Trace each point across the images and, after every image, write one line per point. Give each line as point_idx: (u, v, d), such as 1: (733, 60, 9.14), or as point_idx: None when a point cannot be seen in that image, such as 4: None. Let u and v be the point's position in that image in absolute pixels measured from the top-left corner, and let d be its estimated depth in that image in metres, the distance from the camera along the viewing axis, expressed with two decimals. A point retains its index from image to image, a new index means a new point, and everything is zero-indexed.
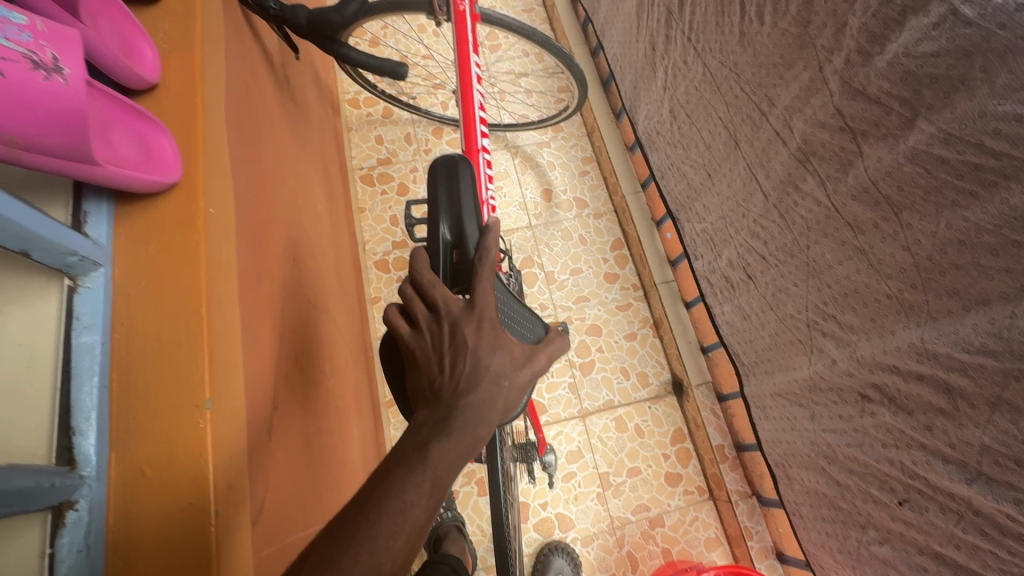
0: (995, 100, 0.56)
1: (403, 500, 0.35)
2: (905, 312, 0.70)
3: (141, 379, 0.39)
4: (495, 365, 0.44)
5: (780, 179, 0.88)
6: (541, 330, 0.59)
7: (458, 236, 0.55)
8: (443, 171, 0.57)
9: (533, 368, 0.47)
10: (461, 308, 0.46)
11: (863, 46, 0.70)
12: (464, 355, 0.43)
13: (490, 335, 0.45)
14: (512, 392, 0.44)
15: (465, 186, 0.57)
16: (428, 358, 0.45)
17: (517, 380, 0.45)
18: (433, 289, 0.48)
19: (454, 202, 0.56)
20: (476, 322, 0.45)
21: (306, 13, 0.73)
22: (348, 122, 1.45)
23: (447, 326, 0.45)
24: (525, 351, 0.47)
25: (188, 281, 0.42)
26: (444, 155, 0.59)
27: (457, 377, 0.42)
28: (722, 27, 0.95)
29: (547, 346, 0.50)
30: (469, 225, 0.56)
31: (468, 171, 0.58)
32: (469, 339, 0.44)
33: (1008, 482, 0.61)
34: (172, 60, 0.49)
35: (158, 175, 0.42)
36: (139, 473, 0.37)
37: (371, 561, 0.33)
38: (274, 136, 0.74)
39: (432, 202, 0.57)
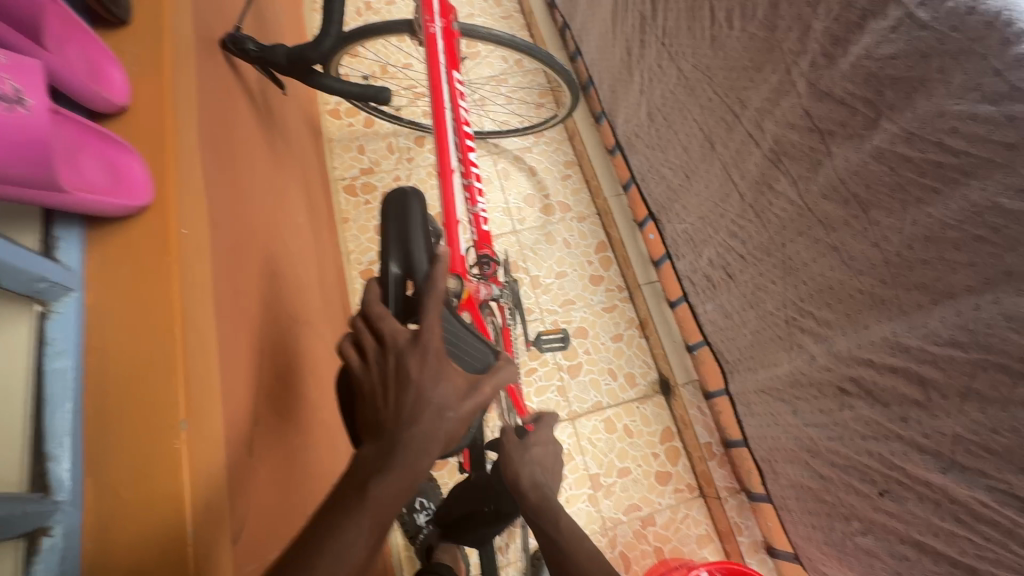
0: (952, 100, 0.58)
1: (343, 541, 0.36)
2: (877, 307, 0.72)
3: (115, 403, 0.39)
4: (438, 398, 0.42)
5: (755, 179, 0.90)
6: (490, 357, 0.56)
7: (407, 269, 0.51)
8: (394, 204, 0.54)
9: (479, 398, 0.45)
10: (407, 338, 0.44)
11: (827, 48, 0.71)
12: (408, 389, 0.42)
13: (435, 366, 0.43)
14: (457, 423, 0.43)
15: (414, 216, 0.54)
16: (371, 389, 0.43)
17: (462, 411, 0.44)
18: (384, 314, 0.46)
19: (403, 232, 0.52)
20: (422, 354, 0.43)
21: (285, 51, 0.78)
22: (329, 133, 1.45)
23: (392, 357, 0.43)
24: (471, 380, 0.45)
25: (161, 304, 0.42)
26: (395, 188, 0.56)
27: (398, 412, 0.41)
28: (694, 31, 0.97)
29: (498, 374, 0.47)
30: (418, 255, 0.52)
31: (417, 198, 0.55)
32: (412, 372, 0.42)
33: (980, 469, 0.63)
34: (143, 82, 0.49)
35: (127, 199, 0.43)
36: (116, 496, 0.37)
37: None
38: (250, 152, 0.74)
39: (380, 233, 0.53)
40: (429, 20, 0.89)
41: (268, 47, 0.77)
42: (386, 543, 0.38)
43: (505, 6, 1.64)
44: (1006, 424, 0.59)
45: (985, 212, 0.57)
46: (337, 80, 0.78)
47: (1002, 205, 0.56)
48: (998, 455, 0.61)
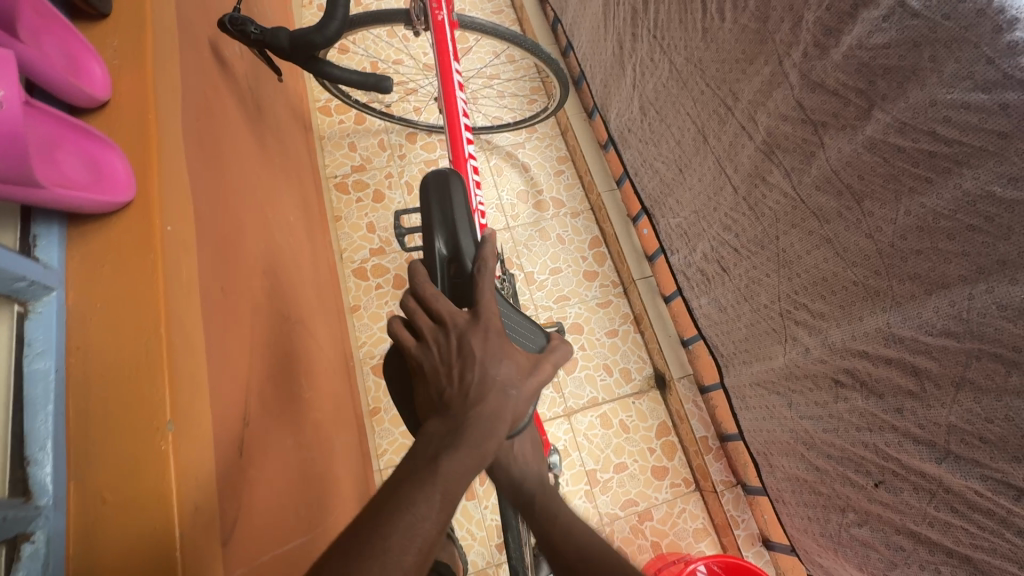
0: (944, 89, 0.58)
1: (412, 514, 0.38)
2: (871, 298, 0.72)
3: (99, 404, 0.38)
4: (502, 375, 0.47)
5: (748, 171, 0.90)
6: (542, 340, 0.60)
7: (453, 250, 0.60)
8: (436, 195, 0.63)
9: (540, 376, 0.50)
10: (466, 321, 0.50)
11: (819, 39, 0.71)
12: (472, 367, 0.47)
13: (494, 345, 0.49)
14: (520, 401, 0.48)
15: (457, 203, 0.62)
16: (439, 369, 0.49)
17: (524, 389, 0.48)
18: (437, 302, 0.52)
19: (448, 219, 0.61)
20: (482, 334, 0.49)
21: (288, 35, 0.75)
22: (319, 130, 1.44)
23: (455, 338, 0.49)
24: (531, 359, 0.50)
25: (145, 301, 0.41)
26: (435, 176, 0.64)
27: (466, 388, 0.47)
28: (686, 24, 0.96)
29: (553, 353, 0.53)
30: (464, 239, 0.60)
31: (460, 190, 0.63)
32: (477, 349, 0.48)
33: (974, 458, 0.63)
34: (123, 75, 0.48)
35: (110, 194, 0.42)
36: (101, 499, 0.37)
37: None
38: (237, 148, 0.72)
39: (428, 221, 0.62)
40: (435, 10, 0.92)
41: (270, 31, 0.75)
42: (432, 523, 0.38)
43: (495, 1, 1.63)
44: (1001, 412, 0.59)
45: (978, 201, 0.57)
46: (338, 67, 0.76)
47: (995, 193, 0.56)
48: (992, 444, 0.61)
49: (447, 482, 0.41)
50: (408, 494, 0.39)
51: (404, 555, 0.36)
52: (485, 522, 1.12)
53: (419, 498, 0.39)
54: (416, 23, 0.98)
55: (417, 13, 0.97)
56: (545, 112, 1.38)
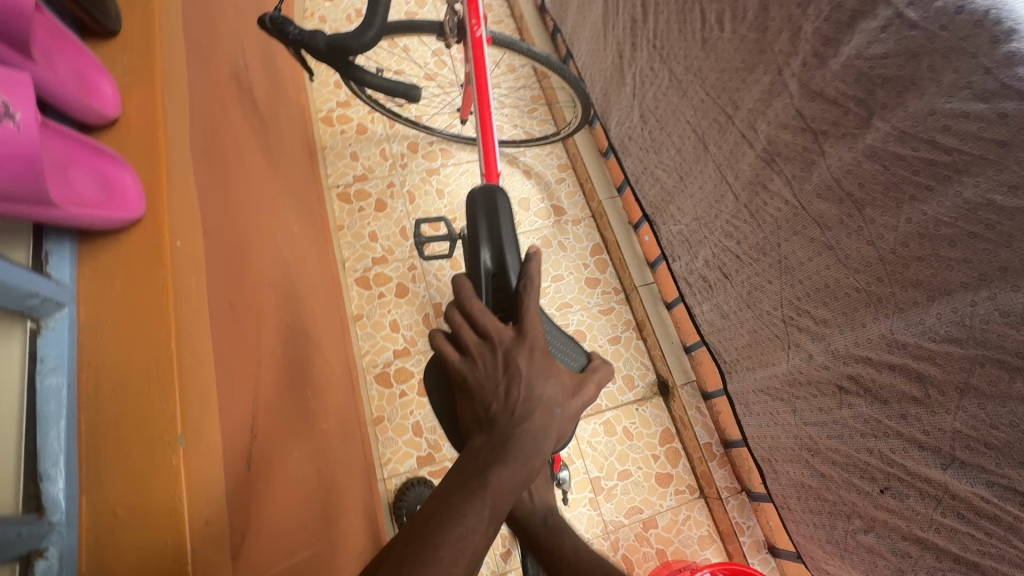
0: (943, 98, 0.59)
1: (463, 527, 0.39)
2: (874, 305, 0.72)
3: (111, 420, 0.38)
4: (547, 395, 0.48)
5: (749, 179, 0.90)
6: (583, 358, 0.60)
7: (498, 264, 0.61)
8: (483, 209, 0.65)
9: (583, 397, 0.51)
10: (512, 337, 0.51)
11: (818, 49, 0.72)
12: (518, 384, 0.48)
13: (540, 363, 0.50)
14: (564, 420, 0.48)
15: (503, 219, 0.64)
16: (483, 384, 0.50)
17: (568, 408, 0.49)
18: (483, 317, 0.53)
19: (494, 233, 0.63)
20: (529, 351, 0.50)
21: (325, 38, 0.76)
22: (322, 140, 1.45)
23: (501, 355, 0.50)
24: (575, 379, 0.51)
25: (156, 315, 0.41)
26: (481, 190, 0.67)
27: (512, 406, 0.47)
28: (685, 34, 0.97)
29: (596, 373, 0.54)
30: (508, 254, 0.62)
31: (505, 205, 0.65)
32: (523, 367, 0.49)
33: (980, 465, 0.63)
34: (133, 92, 0.49)
35: (121, 212, 0.42)
36: (112, 515, 0.37)
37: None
38: (243, 162, 0.73)
39: (474, 235, 0.64)
40: (474, 25, 0.95)
41: (308, 33, 0.76)
42: (479, 536, 0.39)
43: (495, 11, 1.65)
44: (1005, 419, 0.59)
45: (979, 209, 0.58)
46: (372, 74, 0.77)
47: (996, 201, 0.56)
48: (998, 450, 0.61)
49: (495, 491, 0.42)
50: (429, 509, 0.41)
51: (455, 563, 0.37)
52: None
53: (468, 512, 0.40)
54: (448, 35, 1.01)
55: (451, 26, 1.00)
56: (555, 137, 1.42)
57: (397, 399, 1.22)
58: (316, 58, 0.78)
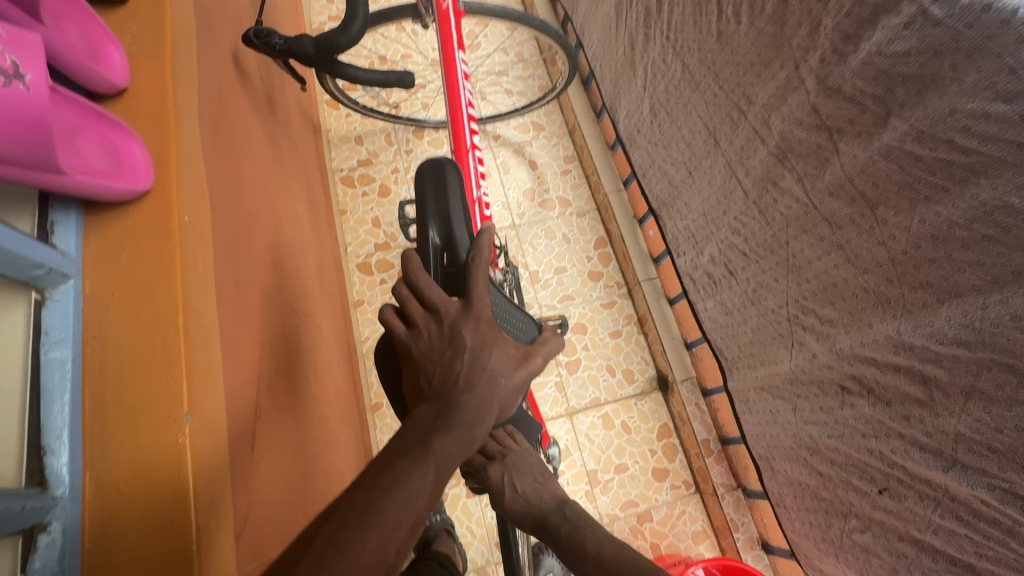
0: (965, 98, 0.58)
1: (409, 490, 0.38)
2: (882, 305, 0.72)
3: (115, 394, 0.38)
4: (492, 365, 0.47)
5: (759, 176, 0.90)
6: (534, 330, 0.63)
7: (447, 239, 0.60)
8: (430, 181, 0.62)
9: (529, 368, 0.50)
10: (457, 310, 0.50)
11: (837, 45, 0.71)
12: (463, 355, 0.47)
13: (485, 332, 0.49)
14: (507, 390, 0.48)
15: (452, 191, 0.62)
16: (428, 354, 0.48)
17: (513, 379, 0.49)
18: (429, 291, 0.51)
19: (441, 206, 0.61)
20: (473, 322, 0.49)
21: (312, 41, 0.75)
22: (327, 123, 1.43)
23: (446, 325, 0.49)
24: (521, 350, 0.50)
25: (164, 290, 0.40)
26: (429, 164, 0.64)
27: (455, 374, 0.46)
28: (700, 26, 0.96)
29: (542, 346, 0.53)
30: (458, 229, 0.60)
31: (453, 176, 0.63)
32: (468, 339, 0.48)
33: (982, 468, 0.63)
34: (142, 63, 0.48)
35: (128, 182, 0.41)
36: (116, 491, 0.36)
37: (379, 547, 0.35)
38: (250, 141, 0.72)
39: (422, 207, 0.61)
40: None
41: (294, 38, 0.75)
42: (424, 501, 0.38)
43: None
44: (1010, 423, 0.59)
45: (995, 212, 0.57)
46: (363, 69, 0.76)
47: (1012, 205, 0.56)
48: (1001, 454, 0.61)
49: (439, 457, 0.41)
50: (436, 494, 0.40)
51: (399, 529, 0.36)
52: (485, 519, 1.13)
53: (414, 473, 0.39)
54: (424, 16, 0.99)
55: (425, 5, 0.97)
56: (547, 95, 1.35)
57: None
58: (307, 63, 0.77)
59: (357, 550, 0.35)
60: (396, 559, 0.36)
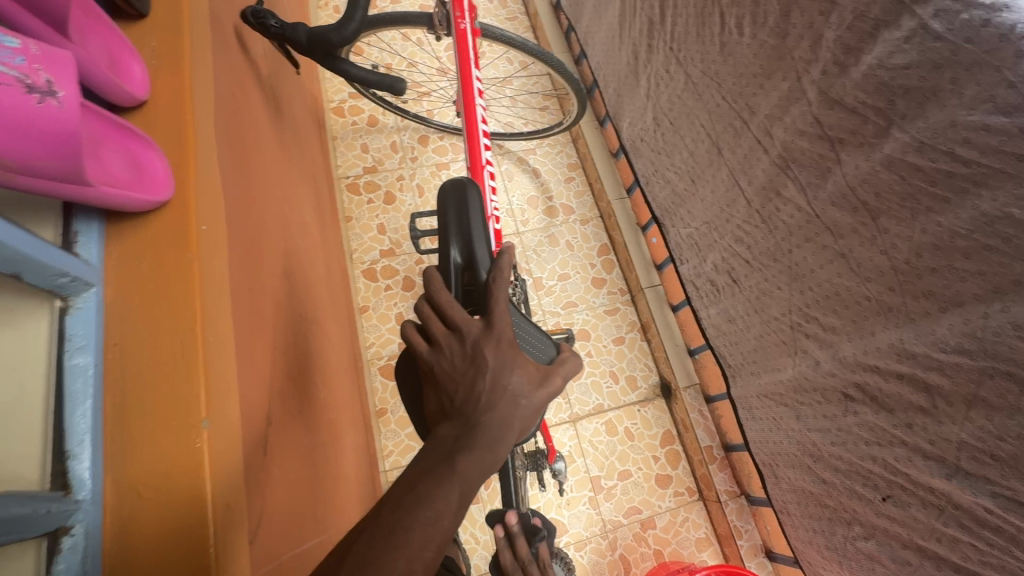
0: (965, 111, 0.59)
1: (433, 509, 0.39)
2: (884, 314, 0.73)
3: (135, 399, 0.38)
4: (513, 385, 0.48)
5: (762, 185, 0.91)
6: (552, 351, 0.60)
7: (468, 258, 0.60)
8: (453, 201, 0.63)
9: (549, 388, 0.50)
10: (480, 329, 0.51)
11: (839, 57, 0.72)
12: (485, 374, 0.48)
13: (506, 352, 0.50)
14: (529, 410, 0.48)
15: (474, 211, 0.63)
16: (451, 373, 0.49)
17: (533, 399, 0.49)
18: (450, 308, 0.53)
19: (464, 227, 0.62)
20: (495, 342, 0.50)
21: (306, 32, 0.76)
22: (333, 130, 1.45)
23: (469, 345, 0.50)
24: (541, 370, 0.51)
25: (182, 299, 0.41)
26: (453, 184, 0.65)
27: (477, 395, 0.47)
28: (703, 37, 0.97)
29: (562, 366, 0.54)
30: (479, 249, 0.61)
31: (476, 196, 0.64)
32: (490, 358, 0.49)
33: (985, 476, 0.64)
34: (161, 75, 0.49)
35: (149, 193, 0.42)
36: (136, 494, 0.37)
37: (406, 567, 0.36)
38: (261, 150, 0.74)
39: (445, 227, 0.63)
40: (458, 18, 0.96)
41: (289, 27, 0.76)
42: (449, 520, 0.39)
43: (509, 8, 1.65)
44: (1013, 431, 0.60)
45: (996, 222, 0.58)
46: (356, 65, 0.76)
47: (1013, 215, 0.56)
48: (1003, 462, 0.61)
49: (463, 476, 0.41)
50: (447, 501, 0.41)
51: (425, 548, 0.37)
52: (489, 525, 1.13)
53: (434, 493, 0.40)
54: (438, 27, 1.01)
55: (440, 18, 0.99)
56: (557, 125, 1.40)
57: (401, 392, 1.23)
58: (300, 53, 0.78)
59: (385, 569, 0.36)
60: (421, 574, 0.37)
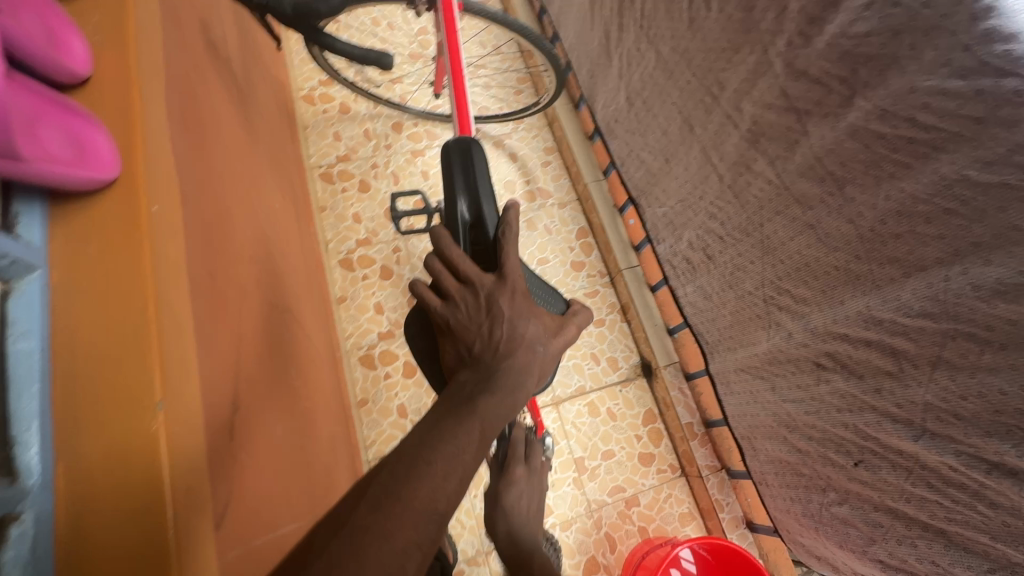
0: (924, 76, 0.60)
1: (455, 445, 0.38)
2: (852, 282, 0.74)
3: (86, 383, 0.37)
4: (530, 333, 0.49)
5: (733, 160, 0.91)
6: (561, 305, 0.62)
7: (476, 216, 0.60)
8: (458, 158, 0.63)
9: (565, 336, 0.52)
10: (492, 281, 0.52)
11: (803, 28, 0.72)
12: (502, 324, 0.49)
13: (522, 305, 0.51)
14: (546, 357, 0.50)
15: (480, 169, 0.63)
16: (467, 325, 0.50)
17: (550, 347, 0.51)
18: (463, 264, 0.53)
19: (470, 184, 0.62)
20: (510, 294, 0.51)
21: (291, 1, 0.75)
22: (304, 119, 1.42)
23: (483, 298, 0.51)
24: (556, 320, 0.53)
25: (134, 282, 0.40)
26: (458, 142, 0.65)
27: (496, 343, 0.48)
28: (672, 13, 0.97)
29: (573, 316, 0.55)
30: (486, 206, 0.61)
31: (481, 154, 0.64)
32: (506, 308, 0.50)
33: (949, 435, 0.65)
34: (105, 52, 0.47)
35: (94, 170, 0.41)
36: (90, 479, 0.36)
37: (431, 495, 0.35)
38: (222, 133, 0.71)
39: (450, 184, 0.62)
40: None
41: None
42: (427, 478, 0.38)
43: None
44: (973, 390, 0.61)
45: (954, 185, 0.59)
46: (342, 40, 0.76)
47: (970, 177, 0.57)
48: (966, 420, 0.63)
49: (484, 418, 0.41)
50: None
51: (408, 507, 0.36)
52: (475, 510, 1.13)
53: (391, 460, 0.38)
54: (418, 4, 1.00)
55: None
56: (533, 108, 1.38)
57: (382, 381, 1.22)
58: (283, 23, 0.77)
59: (408, 497, 0.34)
60: (447, 511, 0.35)
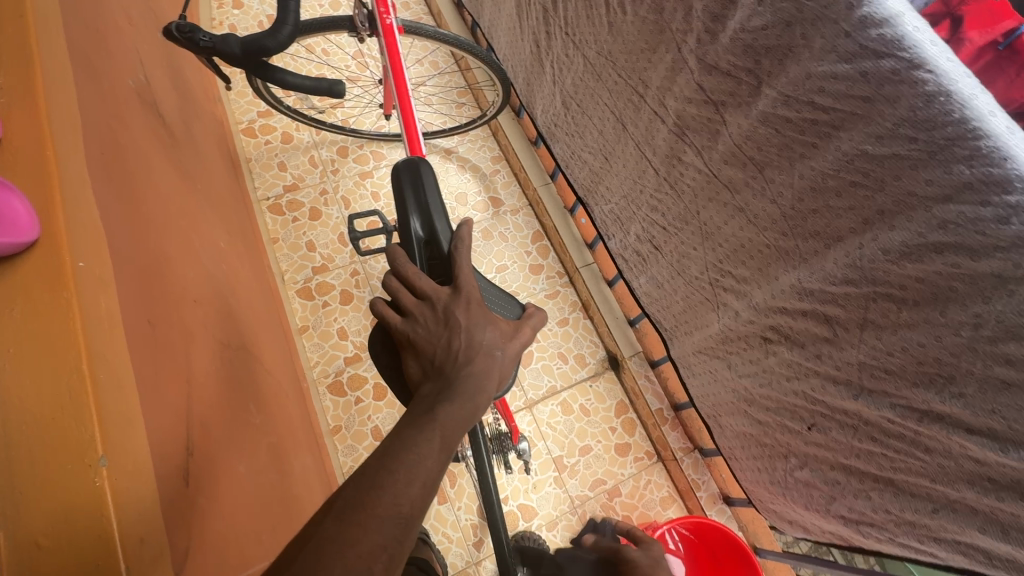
0: (816, 62, 0.64)
1: (414, 457, 0.39)
2: (783, 258, 0.78)
3: (22, 449, 0.37)
4: (487, 339, 0.50)
5: (665, 154, 0.95)
6: (519, 308, 0.64)
7: (430, 232, 0.62)
8: (407, 178, 0.65)
9: (520, 340, 0.54)
10: (449, 294, 0.53)
11: (708, 25, 0.77)
12: (460, 334, 0.50)
13: (478, 313, 0.52)
14: (505, 360, 0.51)
15: (430, 190, 0.64)
16: (428, 339, 0.51)
17: (508, 349, 0.52)
18: (419, 280, 0.54)
19: (422, 203, 0.63)
20: (465, 304, 0.52)
21: (238, 41, 0.74)
22: (245, 152, 1.40)
23: (441, 310, 0.52)
24: (511, 325, 0.54)
25: (63, 343, 0.39)
26: (406, 163, 0.66)
27: (455, 353, 0.49)
28: (593, 19, 1.01)
29: (530, 318, 0.57)
30: (439, 222, 0.63)
31: (430, 173, 0.66)
32: (462, 319, 0.51)
33: (884, 390, 0.70)
34: (13, 112, 0.46)
35: (12, 236, 0.40)
36: (35, 545, 0.35)
37: (393, 502, 0.36)
38: (150, 177, 0.70)
39: (403, 203, 0.64)
40: (383, 13, 0.93)
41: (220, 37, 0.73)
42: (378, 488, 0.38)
43: (413, 9, 1.64)
44: (898, 345, 0.66)
45: (856, 159, 0.64)
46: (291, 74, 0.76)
47: (868, 151, 0.62)
48: (895, 374, 0.67)
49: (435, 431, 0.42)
50: None
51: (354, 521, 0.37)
52: (460, 522, 1.14)
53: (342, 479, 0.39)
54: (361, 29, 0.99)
55: (361, 19, 0.98)
56: (479, 120, 1.40)
57: (353, 407, 1.21)
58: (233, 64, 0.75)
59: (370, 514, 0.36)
60: (412, 515, 0.36)
